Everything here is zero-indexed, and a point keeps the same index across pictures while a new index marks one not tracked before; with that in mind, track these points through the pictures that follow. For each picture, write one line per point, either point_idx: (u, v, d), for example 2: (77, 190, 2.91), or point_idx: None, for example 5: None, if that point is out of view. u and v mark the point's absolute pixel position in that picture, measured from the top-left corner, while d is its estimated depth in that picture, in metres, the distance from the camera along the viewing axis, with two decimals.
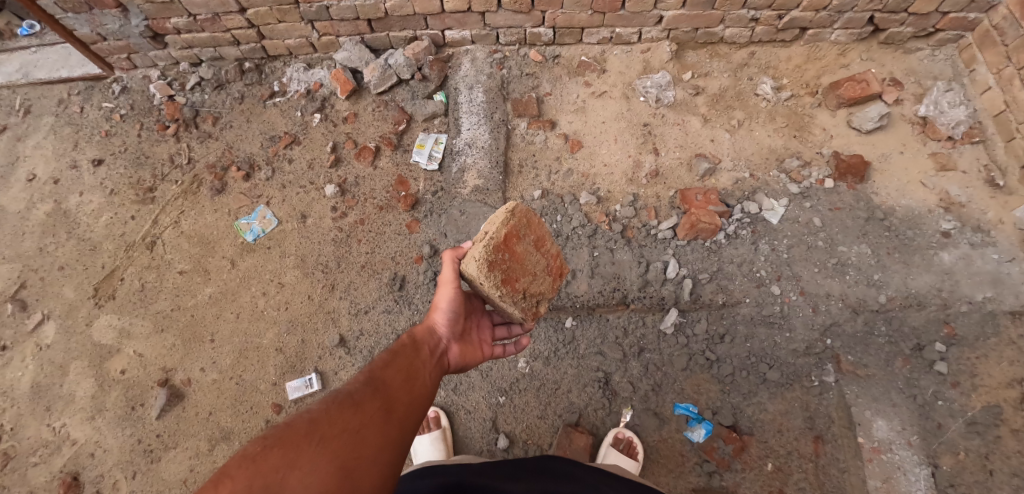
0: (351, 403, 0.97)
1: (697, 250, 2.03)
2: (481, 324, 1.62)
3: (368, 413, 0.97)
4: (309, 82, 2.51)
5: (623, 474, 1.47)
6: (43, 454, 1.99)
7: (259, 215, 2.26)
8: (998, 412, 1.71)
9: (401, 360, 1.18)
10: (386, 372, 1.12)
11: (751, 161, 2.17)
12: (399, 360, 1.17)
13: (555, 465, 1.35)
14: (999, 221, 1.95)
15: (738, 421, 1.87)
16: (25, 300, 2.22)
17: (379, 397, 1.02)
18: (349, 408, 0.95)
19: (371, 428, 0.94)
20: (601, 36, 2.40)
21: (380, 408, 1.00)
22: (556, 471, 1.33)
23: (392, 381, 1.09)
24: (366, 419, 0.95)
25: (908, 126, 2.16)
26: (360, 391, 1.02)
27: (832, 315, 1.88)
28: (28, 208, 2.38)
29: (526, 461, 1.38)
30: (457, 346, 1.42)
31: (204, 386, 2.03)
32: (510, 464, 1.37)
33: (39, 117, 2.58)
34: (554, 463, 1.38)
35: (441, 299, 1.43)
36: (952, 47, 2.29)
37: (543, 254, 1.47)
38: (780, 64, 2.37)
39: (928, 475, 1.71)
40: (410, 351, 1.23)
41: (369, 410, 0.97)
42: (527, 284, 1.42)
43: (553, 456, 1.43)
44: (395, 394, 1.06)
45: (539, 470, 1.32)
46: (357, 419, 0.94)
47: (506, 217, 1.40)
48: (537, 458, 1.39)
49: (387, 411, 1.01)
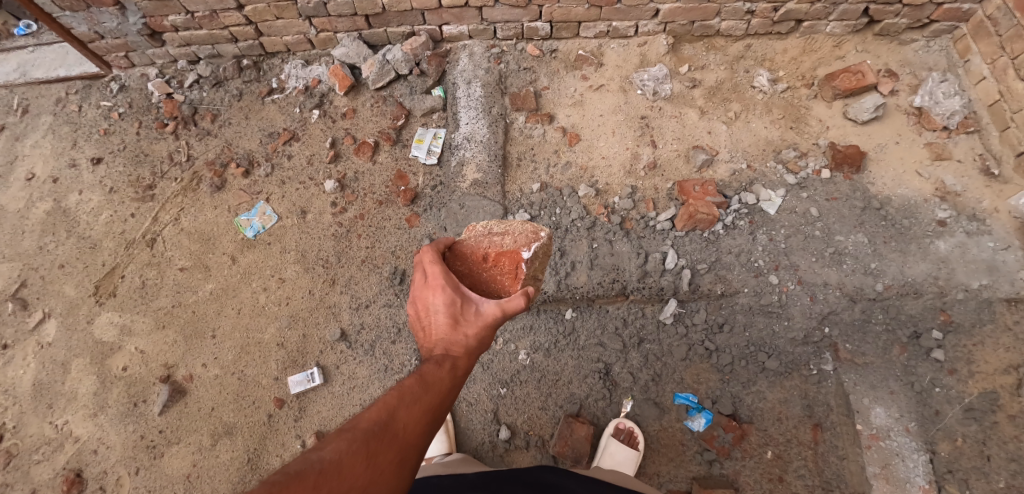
0: (366, 453, 0.88)
1: (695, 240, 2.04)
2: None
3: (380, 467, 0.89)
4: (307, 78, 2.51)
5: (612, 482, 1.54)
6: (46, 451, 2.00)
7: (258, 211, 2.27)
8: (994, 399, 1.72)
9: (430, 397, 1.05)
10: (409, 413, 1.00)
11: (748, 152, 2.19)
12: (427, 400, 1.04)
13: (544, 477, 1.43)
14: (995, 209, 1.96)
15: (737, 410, 1.89)
16: (26, 299, 2.22)
17: (394, 447, 0.93)
18: (363, 459, 0.87)
19: (380, 485, 0.88)
20: (597, 30, 2.39)
21: (393, 461, 0.92)
22: (546, 482, 1.41)
23: (412, 425, 0.99)
24: (376, 474, 0.88)
25: (904, 116, 2.18)
26: (378, 436, 0.92)
27: (829, 304, 1.89)
28: (28, 207, 2.39)
29: (519, 474, 1.45)
30: None
31: (206, 382, 2.04)
32: (504, 476, 1.43)
33: (37, 116, 2.58)
34: (545, 476, 1.44)
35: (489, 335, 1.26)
36: (946, 38, 2.30)
37: None
38: (776, 56, 2.38)
39: (926, 462, 1.73)
40: (444, 392, 1.10)
41: (382, 464, 0.89)
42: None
43: (542, 466, 1.50)
44: (410, 440, 0.98)
45: (531, 484, 1.39)
46: (367, 474, 0.86)
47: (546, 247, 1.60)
48: (528, 470, 1.47)
49: (399, 463, 0.93)
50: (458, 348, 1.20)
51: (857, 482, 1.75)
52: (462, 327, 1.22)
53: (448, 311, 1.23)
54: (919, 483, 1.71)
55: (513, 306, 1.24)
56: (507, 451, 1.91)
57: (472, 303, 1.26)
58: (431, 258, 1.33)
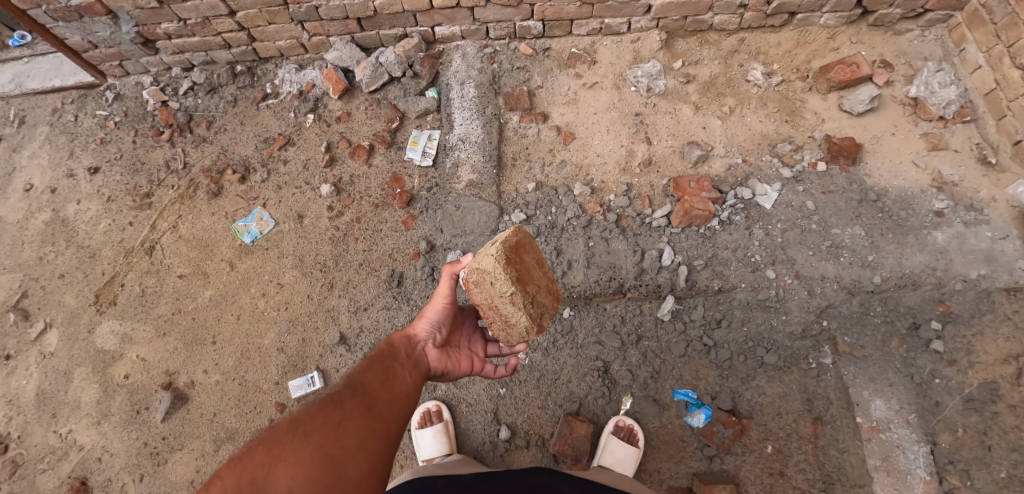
0: (331, 401, 0.99)
1: (691, 237, 2.04)
2: (473, 338, 1.58)
3: (348, 409, 0.99)
4: (301, 83, 2.52)
5: (608, 486, 1.56)
6: (51, 460, 2.01)
7: (256, 217, 2.28)
8: (994, 389, 1.72)
9: (383, 361, 1.18)
10: (367, 373, 1.12)
11: (743, 147, 2.18)
12: (377, 364, 1.17)
13: (538, 479, 1.44)
14: (992, 198, 1.95)
15: (737, 405, 1.89)
16: (27, 309, 2.23)
17: (359, 395, 1.04)
18: (329, 405, 0.98)
19: (352, 420, 0.96)
20: (590, 27, 2.39)
21: (362, 404, 1.02)
22: (540, 484, 1.42)
23: (371, 380, 1.10)
24: (347, 413, 0.98)
25: (900, 107, 2.17)
26: (341, 392, 1.04)
27: (827, 297, 1.89)
28: (27, 218, 2.40)
29: (514, 475, 1.47)
30: (439, 352, 1.37)
31: (208, 388, 2.05)
32: (499, 478, 1.45)
33: (34, 127, 2.59)
34: (541, 477, 1.46)
35: (429, 310, 1.41)
36: (941, 27, 2.27)
37: (543, 273, 1.47)
38: (770, 49, 2.36)
39: (928, 453, 1.73)
40: (388, 357, 1.21)
41: (349, 406, 0.99)
42: (535, 290, 1.39)
43: (536, 468, 1.52)
44: (377, 391, 1.08)
45: (526, 485, 1.41)
46: (337, 414, 0.96)
47: (511, 236, 1.41)
48: (523, 471, 1.49)
49: (369, 406, 1.03)
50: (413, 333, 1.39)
51: (858, 475, 1.75)
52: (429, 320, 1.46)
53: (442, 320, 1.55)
54: (920, 475, 1.71)
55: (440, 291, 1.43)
56: (508, 451, 1.92)
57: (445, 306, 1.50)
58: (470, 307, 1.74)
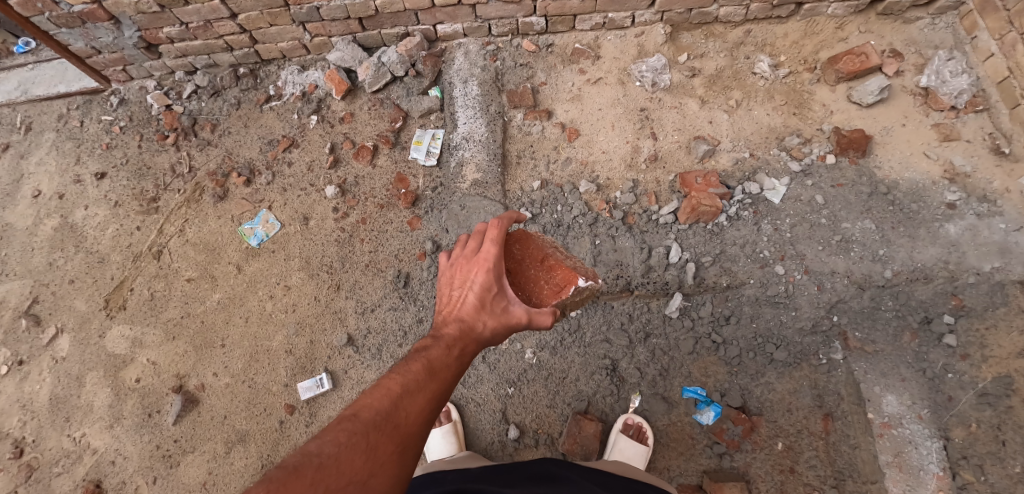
0: (365, 444, 0.85)
1: (699, 233, 2.02)
2: None
3: (380, 459, 0.86)
4: (304, 84, 2.51)
5: (615, 473, 1.57)
6: (65, 464, 2.04)
7: (261, 219, 2.28)
8: (1009, 383, 1.66)
9: (434, 386, 1.00)
10: (413, 402, 0.96)
11: (751, 140, 2.15)
12: (430, 390, 0.99)
13: (548, 468, 1.44)
14: (1006, 189, 1.90)
15: (746, 402, 1.88)
16: (38, 315, 2.25)
17: (395, 437, 0.90)
18: (362, 451, 0.84)
19: (380, 477, 0.84)
20: (594, 22, 2.36)
21: (394, 451, 0.89)
22: (548, 472, 1.43)
23: (416, 413, 0.95)
24: (377, 465, 0.85)
25: (910, 97, 2.13)
26: (378, 428, 0.88)
27: (838, 292, 1.87)
28: (35, 224, 2.41)
29: (523, 466, 1.47)
30: None
31: (218, 391, 2.07)
32: (509, 470, 1.45)
33: (40, 133, 2.60)
34: (549, 467, 1.46)
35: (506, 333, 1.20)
36: (953, 15, 2.22)
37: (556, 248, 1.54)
38: (777, 41, 2.33)
39: (940, 448, 1.71)
40: (450, 382, 1.05)
41: (382, 455, 0.86)
42: None
43: (544, 459, 1.53)
44: (413, 428, 0.94)
45: (535, 474, 1.41)
46: (367, 466, 0.83)
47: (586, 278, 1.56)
48: (532, 462, 1.50)
49: (399, 453, 0.90)
50: (472, 337, 1.13)
51: (870, 471, 1.74)
52: (486, 317, 1.15)
53: (481, 295, 1.15)
54: (933, 471, 1.69)
55: (539, 321, 1.20)
56: (517, 450, 1.92)
57: (504, 298, 1.18)
58: (492, 233, 1.20)
